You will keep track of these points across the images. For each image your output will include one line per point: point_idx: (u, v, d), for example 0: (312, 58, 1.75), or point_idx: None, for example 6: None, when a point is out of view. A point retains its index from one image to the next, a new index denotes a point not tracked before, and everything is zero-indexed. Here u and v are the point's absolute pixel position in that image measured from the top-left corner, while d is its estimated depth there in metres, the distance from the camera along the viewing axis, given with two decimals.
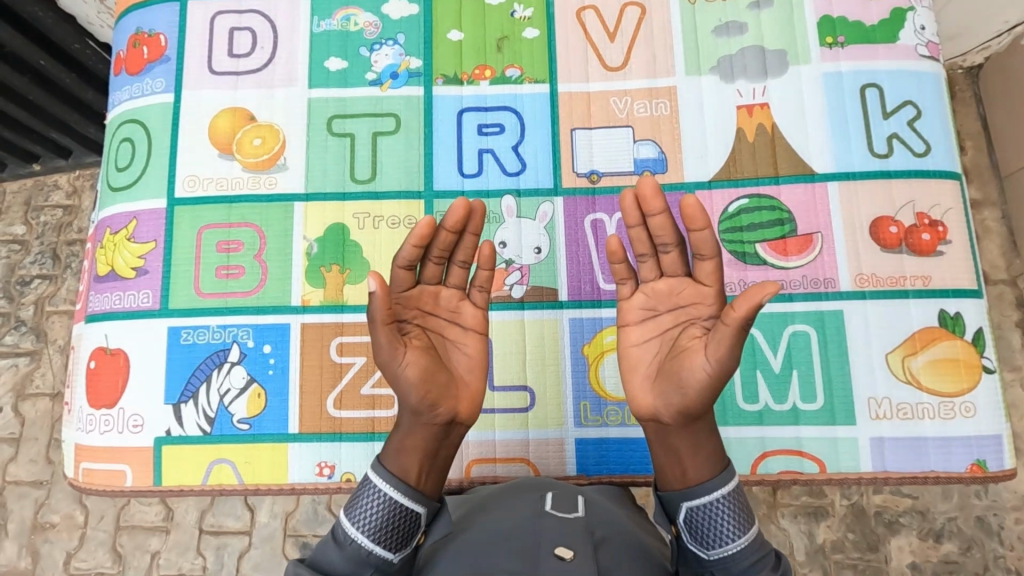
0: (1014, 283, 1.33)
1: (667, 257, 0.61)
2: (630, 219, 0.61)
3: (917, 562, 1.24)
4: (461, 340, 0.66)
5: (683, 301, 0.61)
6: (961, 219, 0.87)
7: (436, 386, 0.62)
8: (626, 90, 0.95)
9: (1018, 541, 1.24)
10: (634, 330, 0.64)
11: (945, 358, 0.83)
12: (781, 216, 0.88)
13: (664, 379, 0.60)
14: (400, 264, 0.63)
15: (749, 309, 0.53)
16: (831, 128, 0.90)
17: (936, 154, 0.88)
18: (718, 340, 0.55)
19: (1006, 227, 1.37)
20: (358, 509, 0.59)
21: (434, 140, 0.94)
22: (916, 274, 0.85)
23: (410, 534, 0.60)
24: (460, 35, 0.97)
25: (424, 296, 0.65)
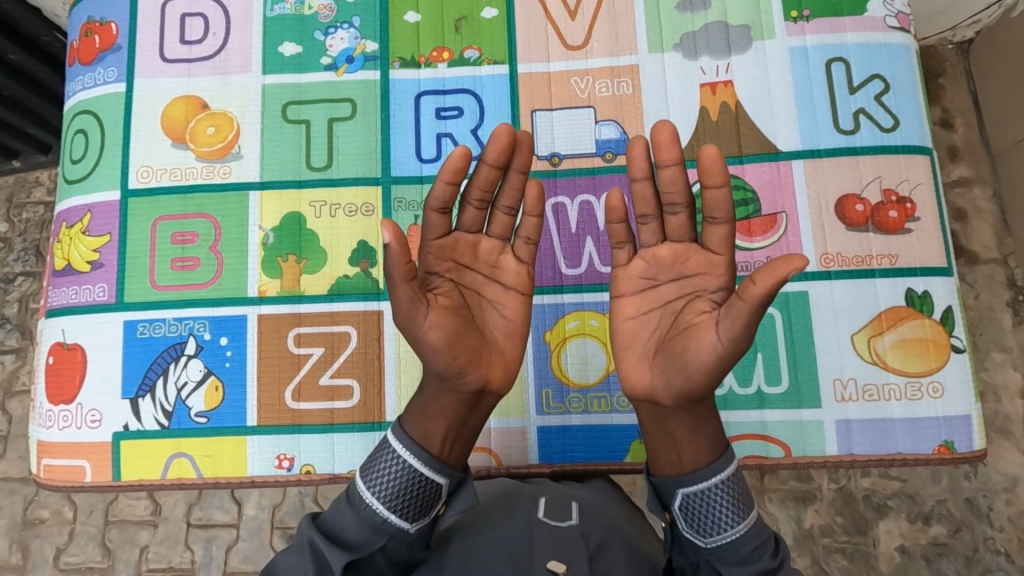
0: (1005, 262, 1.31)
1: (675, 220, 0.59)
2: (636, 172, 0.60)
3: (906, 545, 1.23)
4: (499, 301, 0.65)
5: (689, 272, 0.59)
6: (929, 196, 0.84)
7: (464, 350, 0.60)
8: (587, 69, 0.92)
9: (1008, 522, 1.23)
10: (632, 300, 0.62)
11: (917, 340, 0.81)
12: (746, 196, 0.86)
13: (665, 359, 0.58)
14: (434, 208, 0.61)
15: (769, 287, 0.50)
16: (796, 104, 0.87)
17: (904, 129, 0.86)
18: (731, 317, 0.52)
19: (998, 207, 1.34)
20: (377, 472, 0.59)
21: (391, 124, 0.92)
22: (883, 252, 0.83)
23: (428, 502, 0.59)
24: (418, 17, 0.95)
25: (461, 247, 0.63)
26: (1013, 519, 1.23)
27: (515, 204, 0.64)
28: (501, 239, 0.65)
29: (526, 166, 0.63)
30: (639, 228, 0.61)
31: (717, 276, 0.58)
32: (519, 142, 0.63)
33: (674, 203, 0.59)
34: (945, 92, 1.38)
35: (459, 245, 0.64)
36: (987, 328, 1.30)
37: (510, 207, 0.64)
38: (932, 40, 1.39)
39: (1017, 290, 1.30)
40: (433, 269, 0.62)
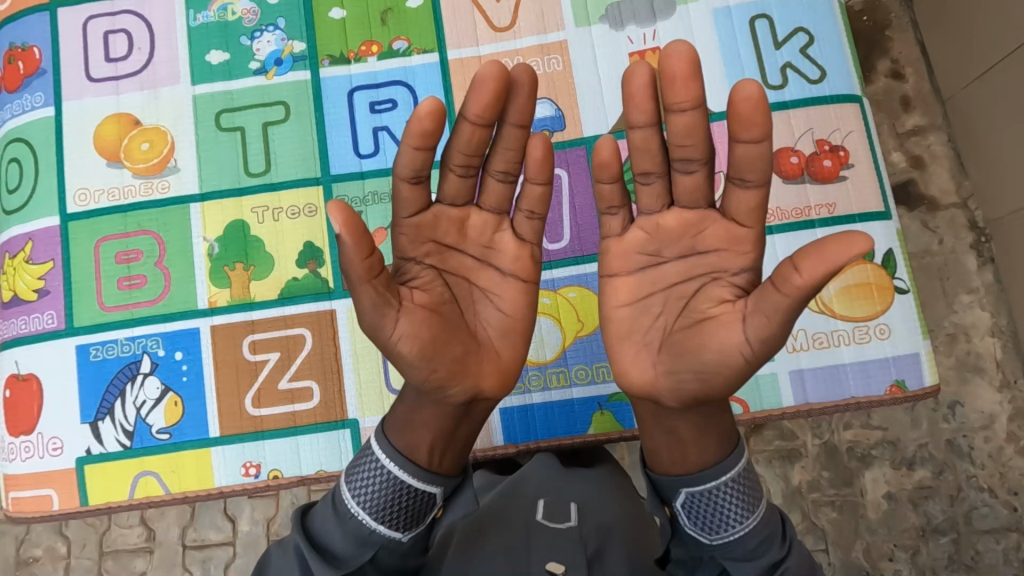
0: (965, 205, 1.34)
1: (692, 179, 0.52)
2: (638, 118, 0.51)
3: (892, 492, 1.25)
4: (494, 291, 0.57)
5: (705, 247, 0.52)
6: (862, 142, 0.86)
7: (444, 362, 0.53)
8: (517, 49, 0.92)
9: (988, 459, 1.25)
10: (627, 282, 0.53)
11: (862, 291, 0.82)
12: None
13: (675, 358, 0.50)
14: (405, 179, 0.54)
15: (817, 279, 0.42)
16: (723, 64, 0.88)
17: (831, 80, 0.87)
18: (766, 312, 0.45)
19: (953, 151, 1.36)
20: (363, 483, 0.56)
21: (327, 123, 0.92)
22: (821, 202, 0.84)
23: (422, 511, 0.56)
24: (343, 13, 0.94)
25: (444, 225, 0.56)
26: (993, 455, 1.25)
27: (510, 168, 0.57)
28: (497, 213, 0.58)
29: (525, 119, 0.55)
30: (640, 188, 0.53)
31: (742, 252, 0.50)
32: (514, 90, 0.54)
33: (689, 159, 0.51)
34: (892, 44, 1.39)
35: (442, 222, 0.57)
36: (954, 271, 1.32)
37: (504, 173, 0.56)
38: None
39: (979, 232, 1.32)
40: (409, 255, 0.56)
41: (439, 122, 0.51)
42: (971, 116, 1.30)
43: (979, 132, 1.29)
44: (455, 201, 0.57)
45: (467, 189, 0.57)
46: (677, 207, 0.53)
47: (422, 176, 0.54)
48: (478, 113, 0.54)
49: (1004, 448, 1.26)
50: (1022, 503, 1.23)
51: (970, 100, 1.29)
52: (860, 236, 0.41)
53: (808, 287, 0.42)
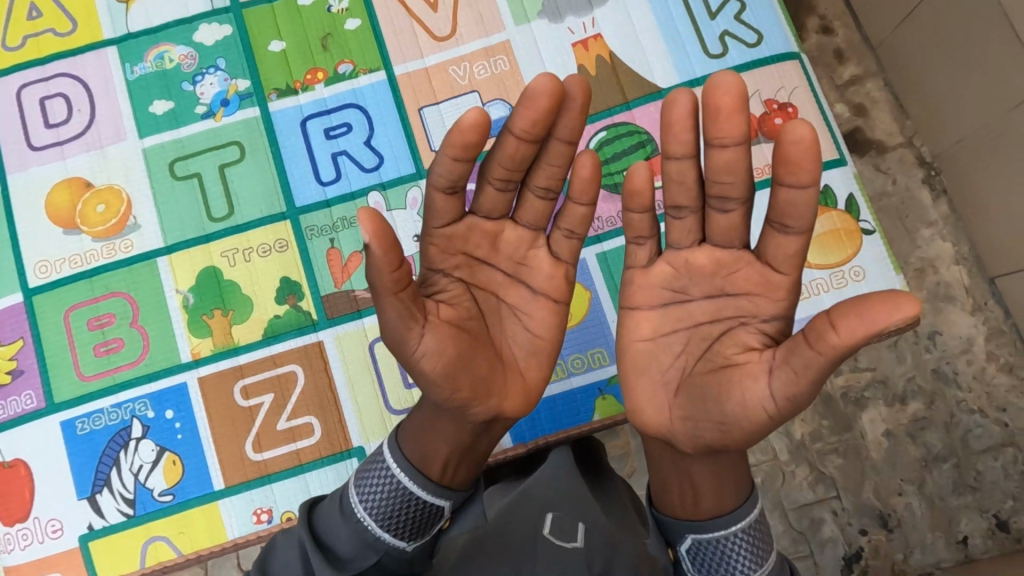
0: (910, 144, 1.39)
1: (727, 219, 0.55)
2: (679, 148, 0.54)
3: (891, 428, 1.28)
4: (523, 310, 0.60)
5: (734, 290, 0.55)
6: (808, 96, 0.88)
7: (465, 378, 0.57)
8: (462, 55, 0.93)
9: (974, 381, 1.30)
10: (649, 320, 0.57)
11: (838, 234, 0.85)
12: (641, 138, 0.88)
13: (692, 400, 0.54)
14: (441, 188, 0.55)
15: (850, 337, 0.44)
16: (664, 41, 0.90)
17: (769, 42, 0.89)
18: (797, 366, 0.47)
19: (890, 94, 1.41)
20: (371, 487, 0.59)
21: (283, 156, 0.91)
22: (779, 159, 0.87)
23: (427, 522, 0.59)
24: (282, 44, 0.94)
25: (476, 236, 0.59)
26: (978, 377, 1.30)
27: (552, 185, 0.58)
28: (534, 228, 0.60)
29: (573, 135, 0.56)
30: (672, 222, 0.57)
31: (774, 298, 0.53)
32: (564, 102, 0.55)
33: (727, 197, 0.54)
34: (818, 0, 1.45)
35: (474, 234, 0.59)
36: (911, 208, 1.37)
37: (545, 189, 0.58)
38: None
39: (928, 167, 1.37)
40: (437, 266, 0.59)
41: (483, 133, 0.52)
42: (906, 57, 1.34)
43: (912, 72, 1.35)
44: (492, 213, 0.59)
45: (505, 203, 0.59)
46: (708, 243, 0.56)
47: (457, 187, 0.56)
48: (524, 128, 0.55)
49: (987, 367, 1.30)
50: (1011, 418, 1.28)
51: (900, 42, 1.34)
52: (903, 297, 0.43)
53: (842, 347, 0.44)
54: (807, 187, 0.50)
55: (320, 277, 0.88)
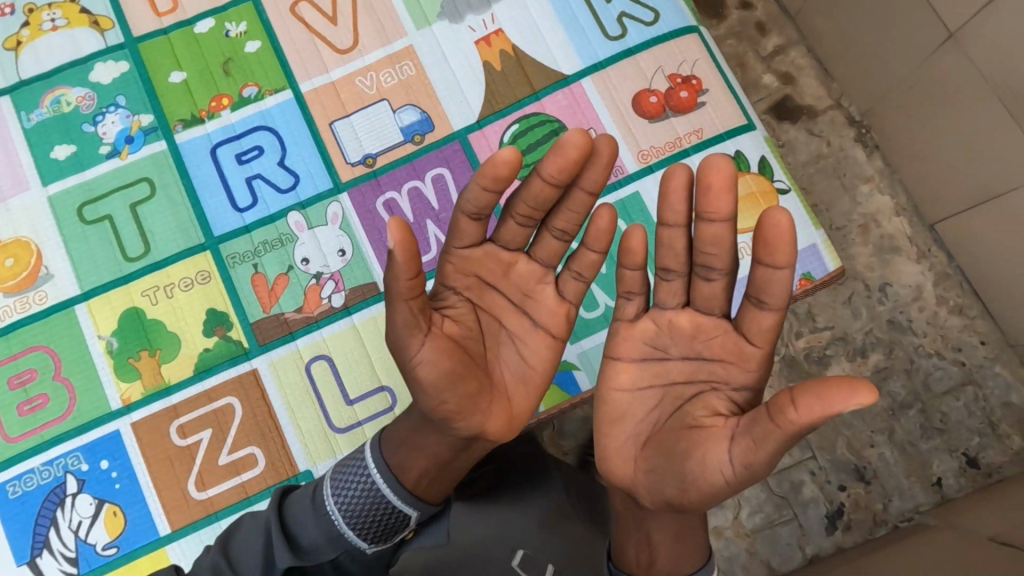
0: (840, 103, 1.98)
1: (712, 285, 0.90)
2: (676, 222, 0.89)
3: (854, 375, 1.79)
4: (524, 341, 0.96)
5: (711, 354, 0.90)
6: (703, 66, 1.13)
7: (462, 389, 0.90)
8: (367, 64, 1.17)
9: (926, 327, 1.81)
10: (635, 373, 0.93)
11: (758, 189, 1.14)
12: (553, 125, 1.14)
13: (655, 460, 0.88)
14: (471, 213, 0.89)
15: (808, 415, 0.72)
16: (567, 29, 1.16)
17: (662, 20, 1.15)
18: (765, 435, 0.75)
19: (814, 60, 2.03)
20: (340, 493, 0.97)
21: (194, 187, 1.14)
22: (687, 128, 1.12)
23: (370, 522, 0.96)
24: (181, 74, 1.17)
25: (493, 266, 0.95)
26: (928, 323, 1.81)
27: (564, 231, 0.93)
28: (543, 265, 0.96)
29: (592, 188, 0.86)
30: (669, 282, 0.93)
31: (747, 369, 0.87)
32: (582, 159, 0.86)
33: (714, 273, 0.89)
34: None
35: (490, 261, 0.95)
36: (849, 160, 1.95)
37: (558, 230, 0.92)
38: None
39: (856, 127, 1.96)
40: (452, 287, 0.95)
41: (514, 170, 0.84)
42: (822, 33, 1.97)
43: (833, 45, 1.95)
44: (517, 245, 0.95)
45: (524, 239, 0.95)
46: (689, 306, 0.93)
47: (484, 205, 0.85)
48: (549, 174, 0.87)
49: (939, 312, 1.82)
50: (963, 358, 1.78)
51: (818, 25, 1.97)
52: (863, 390, 0.68)
53: (800, 419, 0.72)
54: (783, 268, 0.82)
55: (248, 307, 1.11)
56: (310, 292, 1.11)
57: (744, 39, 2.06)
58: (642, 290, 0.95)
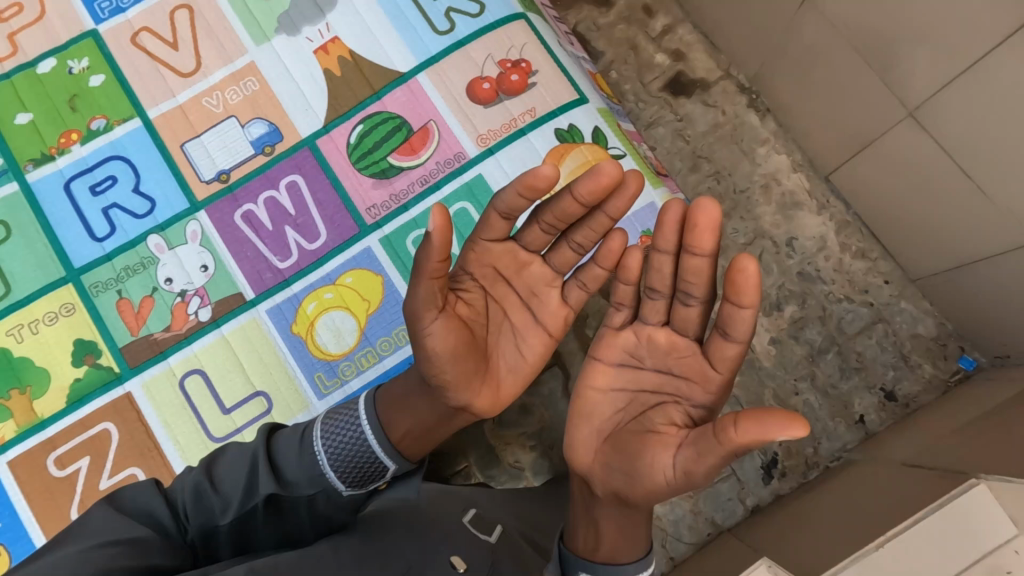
0: (730, 74, 2.07)
1: (688, 309, 1.11)
2: (664, 250, 1.11)
3: (774, 332, 1.85)
4: (526, 333, 1.25)
5: (679, 370, 1.13)
6: (521, 53, 1.45)
7: (463, 367, 1.18)
8: (211, 84, 1.49)
9: (834, 276, 1.89)
10: (613, 377, 1.18)
11: (592, 157, 1.39)
12: (398, 123, 1.46)
13: (614, 452, 1.13)
14: (501, 218, 1.15)
15: (741, 439, 0.90)
16: (401, 26, 1.48)
17: (484, 12, 1.47)
18: (708, 448, 0.96)
19: (700, 35, 2.12)
20: (330, 434, 1.23)
21: (50, 221, 1.44)
22: (521, 109, 1.43)
23: (349, 462, 1.22)
24: (31, 118, 1.47)
25: (511, 263, 1.23)
26: (834, 271, 1.90)
27: (578, 243, 1.18)
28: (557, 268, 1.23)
29: (607, 215, 1.12)
30: (655, 303, 1.15)
31: (707, 390, 1.10)
32: (605, 191, 1.08)
33: (690, 305, 1.11)
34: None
35: (508, 260, 1.22)
36: (745, 127, 2.03)
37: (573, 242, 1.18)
38: None
39: (748, 94, 2.05)
40: (475, 274, 1.23)
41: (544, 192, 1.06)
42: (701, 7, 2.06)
43: (711, 19, 2.05)
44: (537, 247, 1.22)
45: (543, 244, 1.21)
46: (668, 326, 1.15)
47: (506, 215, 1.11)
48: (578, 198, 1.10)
49: (844, 258, 1.91)
50: (870, 299, 1.87)
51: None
52: (794, 427, 0.86)
53: (734, 440, 0.91)
54: (745, 309, 1.01)
55: (114, 331, 1.39)
56: (179, 307, 1.40)
57: (633, 23, 2.15)
58: (631, 303, 1.19)
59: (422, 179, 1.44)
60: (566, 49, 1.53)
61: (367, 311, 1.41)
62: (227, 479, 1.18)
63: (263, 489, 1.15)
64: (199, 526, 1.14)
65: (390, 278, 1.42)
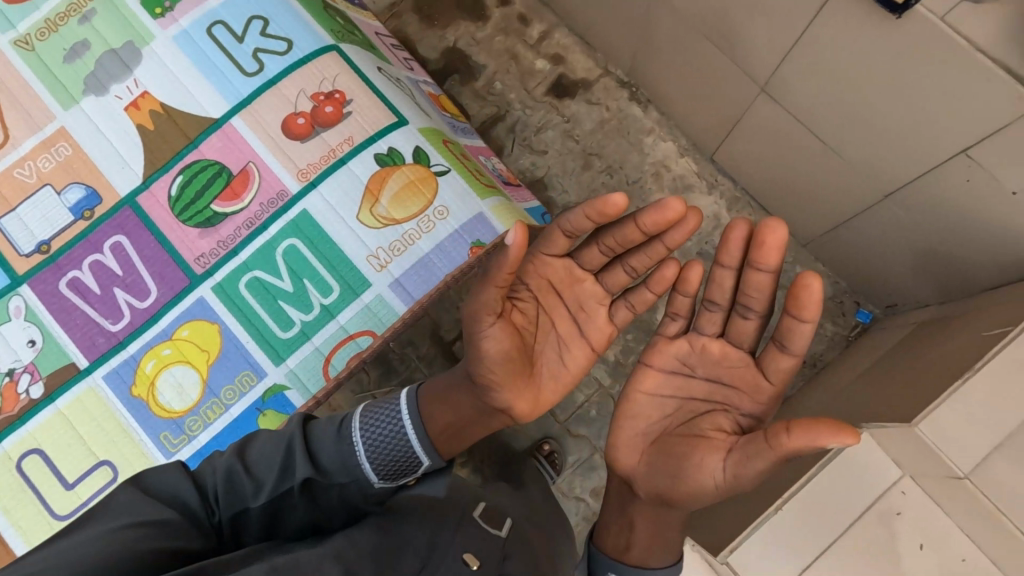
0: (608, 70, 2.13)
1: (746, 322, 1.16)
2: (724, 266, 1.17)
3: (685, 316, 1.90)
4: (568, 342, 1.33)
5: (730, 381, 1.17)
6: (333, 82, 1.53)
7: (512, 372, 1.22)
8: (24, 156, 1.54)
9: None
10: (657, 378, 1.22)
11: (415, 176, 1.51)
12: (218, 168, 1.51)
13: (659, 451, 1.15)
14: (565, 232, 1.26)
15: (795, 445, 0.91)
16: (214, 77, 1.53)
17: (292, 48, 1.54)
18: (760, 454, 0.97)
19: (575, 36, 2.17)
20: (374, 421, 1.20)
21: None
22: (337, 138, 1.52)
23: (400, 449, 1.17)
24: None
25: (562, 273, 1.33)
26: None
27: (633, 266, 1.30)
28: (605, 289, 1.34)
29: (670, 240, 1.24)
30: (710, 313, 1.20)
31: (758, 401, 1.13)
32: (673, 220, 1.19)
33: (747, 316, 1.16)
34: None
35: (559, 270, 1.33)
36: (630, 119, 2.08)
37: (629, 265, 1.30)
38: None
39: (629, 87, 2.10)
40: (529, 283, 1.33)
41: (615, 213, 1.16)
42: (568, 10, 2.11)
43: (578, 21, 2.11)
44: (590, 262, 1.32)
45: (597, 262, 1.32)
46: (721, 337, 1.20)
47: (574, 228, 1.23)
48: (645, 223, 1.20)
49: None
50: None
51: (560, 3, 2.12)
52: (849, 433, 0.88)
53: (789, 444, 0.92)
54: (806, 323, 1.03)
55: None
56: (8, 387, 1.48)
57: (510, 33, 2.19)
58: (687, 315, 1.24)
59: (249, 221, 1.51)
60: (384, 75, 1.61)
61: (207, 361, 1.48)
62: (263, 466, 1.05)
63: (299, 474, 1.03)
64: (231, 512, 0.98)
65: (228, 327, 1.49)
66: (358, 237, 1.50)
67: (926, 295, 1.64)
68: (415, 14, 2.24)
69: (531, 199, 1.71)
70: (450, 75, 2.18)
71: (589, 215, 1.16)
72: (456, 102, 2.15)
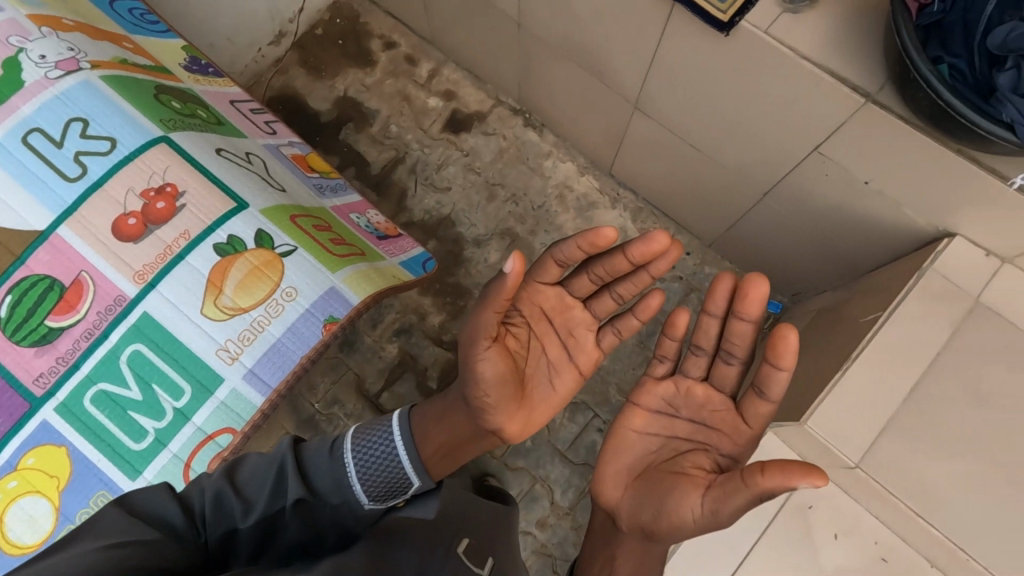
0: (501, 99, 2.15)
1: (729, 368, 1.19)
2: (711, 312, 1.19)
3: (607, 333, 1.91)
4: (557, 364, 1.36)
5: (713, 422, 1.19)
6: (172, 173, 1.21)
7: (502, 399, 1.24)
8: None
9: None
10: (646, 414, 1.25)
11: (258, 260, 1.26)
12: (48, 283, 1.14)
13: (641, 486, 1.17)
14: (554, 264, 1.27)
15: (768, 481, 0.90)
16: (24, 180, 1.13)
17: (117, 144, 1.19)
18: (735, 490, 0.96)
19: (463, 71, 2.19)
20: (372, 445, 1.17)
21: None
22: (176, 236, 1.20)
23: (394, 480, 1.14)
24: None
25: (552, 300, 1.34)
26: None
27: (621, 295, 1.32)
28: (593, 317, 1.36)
29: (655, 271, 1.24)
30: (696, 356, 1.23)
31: (734, 444, 1.15)
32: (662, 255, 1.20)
33: (732, 360, 1.18)
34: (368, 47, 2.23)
35: (549, 298, 1.34)
36: (528, 145, 2.11)
37: (616, 294, 1.31)
38: (310, 25, 2.24)
39: (522, 114, 2.13)
40: (522, 310, 1.34)
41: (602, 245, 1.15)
42: (452, 48, 2.13)
43: (464, 56, 2.13)
44: (578, 291, 1.34)
45: (587, 291, 1.33)
46: (706, 381, 1.23)
47: (564, 258, 1.23)
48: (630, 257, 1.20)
49: None
50: (677, 274, 1.97)
51: (444, 41, 2.14)
52: (813, 472, 0.87)
53: (763, 482, 0.90)
54: (780, 373, 1.03)
55: None
56: None
57: (400, 75, 2.20)
58: (675, 357, 1.27)
59: (88, 333, 1.17)
60: (225, 156, 1.32)
61: (59, 487, 1.18)
62: (256, 486, 1.01)
63: (293, 495, 1.01)
64: (219, 534, 0.93)
65: (78, 447, 1.18)
66: (201, 335, 1.22)
67: (819, 282, 1.69)
68: (302, 68, 2.22)
69: (413, 247, 1.72)
70: (344, 124, 2.17)
71: (579, 246, 1.16)
72: (353, 149, 2.14)
